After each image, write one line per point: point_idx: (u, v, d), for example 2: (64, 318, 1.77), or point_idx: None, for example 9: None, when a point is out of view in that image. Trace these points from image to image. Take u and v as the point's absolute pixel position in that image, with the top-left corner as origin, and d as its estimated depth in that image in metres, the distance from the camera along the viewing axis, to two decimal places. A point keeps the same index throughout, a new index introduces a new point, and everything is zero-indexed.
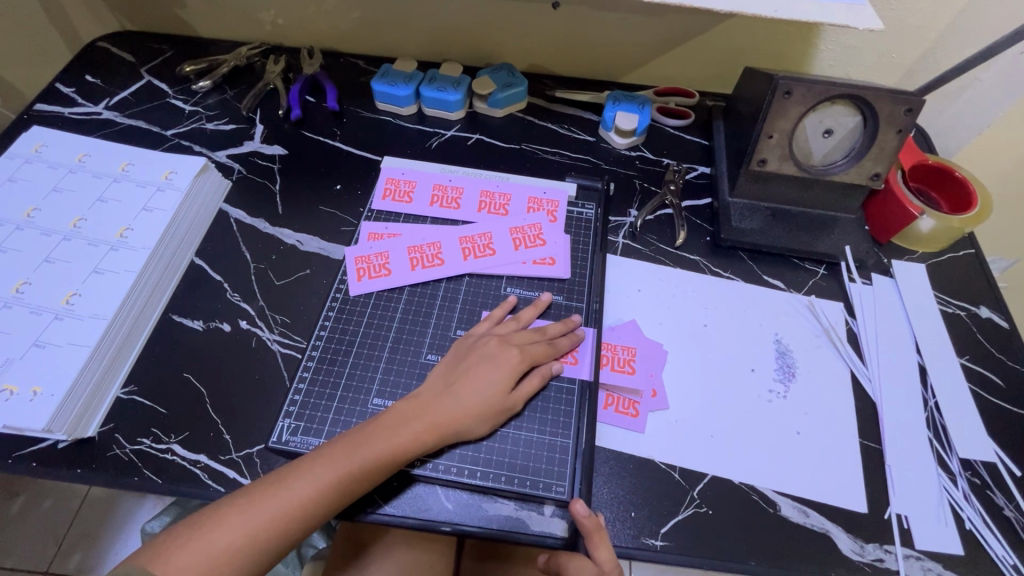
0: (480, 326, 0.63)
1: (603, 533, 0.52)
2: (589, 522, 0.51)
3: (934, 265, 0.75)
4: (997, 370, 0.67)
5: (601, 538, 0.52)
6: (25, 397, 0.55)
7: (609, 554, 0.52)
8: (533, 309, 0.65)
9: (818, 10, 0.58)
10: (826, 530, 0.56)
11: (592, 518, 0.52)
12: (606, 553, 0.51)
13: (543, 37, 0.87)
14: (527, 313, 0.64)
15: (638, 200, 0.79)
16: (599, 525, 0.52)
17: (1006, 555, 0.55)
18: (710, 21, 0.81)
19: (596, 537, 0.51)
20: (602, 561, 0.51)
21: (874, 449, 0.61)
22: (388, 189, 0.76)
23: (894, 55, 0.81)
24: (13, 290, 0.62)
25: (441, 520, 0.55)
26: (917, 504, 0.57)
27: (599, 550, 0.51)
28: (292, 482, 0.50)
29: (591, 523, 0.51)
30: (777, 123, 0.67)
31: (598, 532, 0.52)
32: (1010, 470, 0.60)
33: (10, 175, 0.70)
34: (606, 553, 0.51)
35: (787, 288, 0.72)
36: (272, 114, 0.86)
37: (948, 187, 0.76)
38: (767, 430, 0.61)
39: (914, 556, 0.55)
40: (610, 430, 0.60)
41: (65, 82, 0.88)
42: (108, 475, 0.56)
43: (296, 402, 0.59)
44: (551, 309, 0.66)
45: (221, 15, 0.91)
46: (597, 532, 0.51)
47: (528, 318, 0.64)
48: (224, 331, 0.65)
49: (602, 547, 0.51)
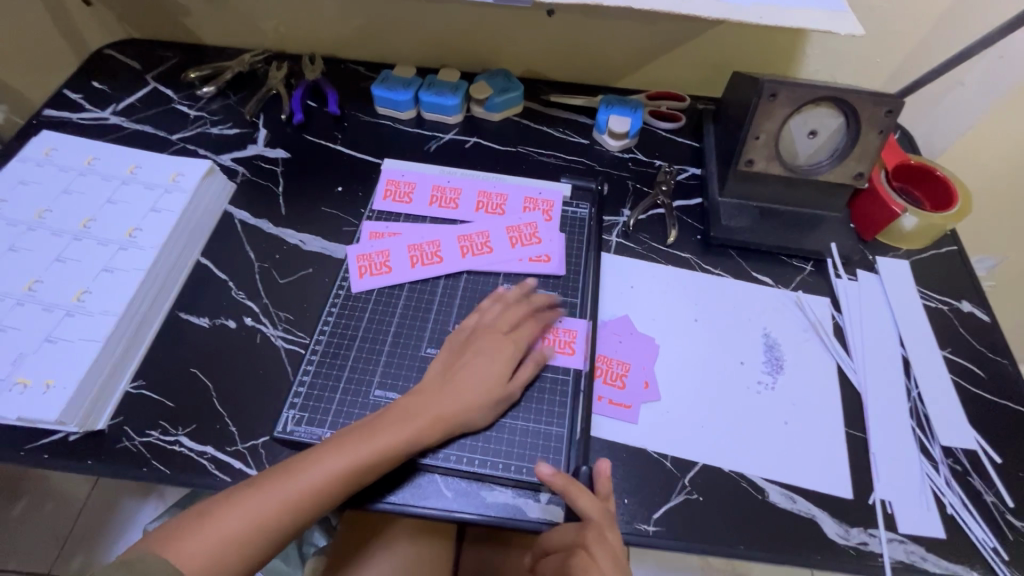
0: (471, 318, 0.65)
1: (578, 484, 0.54)
2: (557, 479, 0.54)
3: (917, 261, 0.78)
4: (978, 362, 0.69)
5: (577, 489, 0.53)
6: (38, 390, 0.57)
7: (591, 501, 0.53)
8: (521, 295, 0.67)
9: (800, 16, 0.60)
10: (813, 516, 0.58)
11: (559, 474, 0.54)
12: (588, 500, 0.53)
13: (537, 43, 0.90)
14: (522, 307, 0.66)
15: (631, 200, 0.81)
16: (570, 478, 0.54)
17: (986, 538, 0.57)
18: (700, 27, 0.84)
19: (572, 489, 0.53)
20: (587, 510, 0.52)
21: (859, 438, 0.63)
22: (388, 190, 0.78)
23: (877, 59, 0.84)
24: (26, 288, 0.64)
25: (440, 507, 0.57)
26: (900, 491, 0.60)
27: (581, 500, 0.52)
28: (301, 472, 0.52)
29: (559, 480, 0.54)
30: (763, 124, 0.70)
31: (571, 484, 0.53)
32: (990, 457, 0.62)
33: (22, 178, 0.72)
34: (588, 501, 0.52)
35: (775, 283, 0.74)
36: (275, 119, 0.88)
37: (931, 187, 0.78)
38: (755, 419, 0.63)
39: (897, 540, 0.57)
40: (604, 421, 0.62)
41: (72, 88, 0.90)
42: (118, 466, 0.57)
43: (301, 394, 0.61)
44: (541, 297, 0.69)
45: (225, 23, 0.94)
46: (570, 486, 0.53)
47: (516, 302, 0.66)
48: (230, 327, 0.67)
49: (582, 495, 0.53)
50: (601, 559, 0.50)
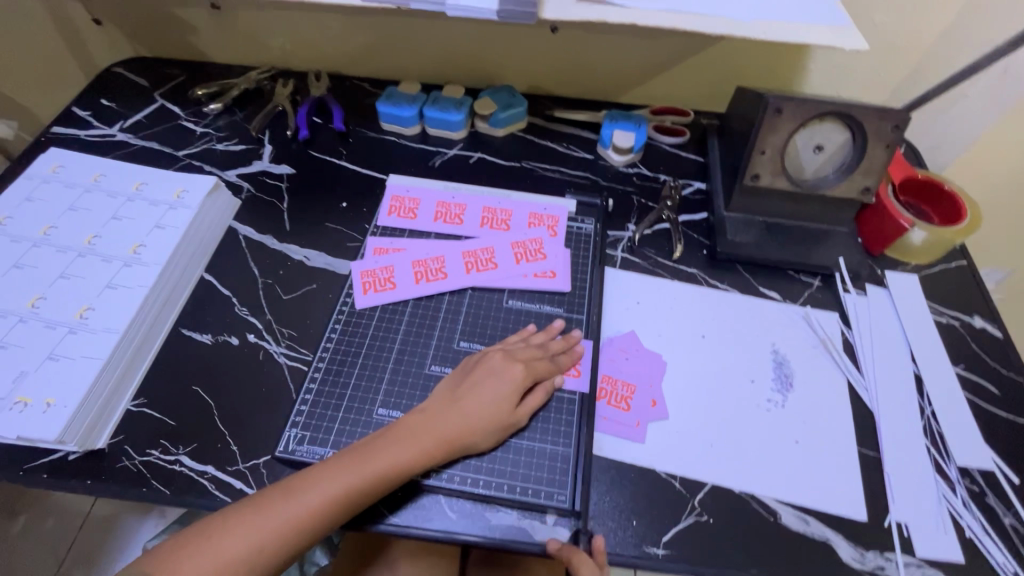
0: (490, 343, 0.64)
1: (582, 554, 0.53)
2: (562, 550, 0.53)
3: (926, 276, 0.77)
4: (991, 379, 0.68)
5: (580, 559, 0.52)
6: (38, 409, 0.56)
7: (593, 575, 0.51)
8: (545, 334, 0.65)
9: (803, 32, 0.60)
10: (827, 539, 0.56)
11: (565, 547, 0.54)
12: (590, 571, 0.51)
13: (542, 59, 0.90)
14: (539, 337, 0.65)
15: (635, 215, 0.81)
16: (576, 549, 0.53)
17: (1006, 562, 0.55)
18: (702, 43, 0.85)
19: (575, 559, 0.52)
20: None
21: (872, 457, 0.62)
22: (393, 206, 0.78)
23: (881, 73, 0.84)
24: (29, 305, 0.63)
25: (444, 529, 0.55)
26: (915, 512, 0.58)
27: (581, 569, 0.51)
28: (301, 493, 0.51)
29: (564, 551, 0.53)
30: (769, 139, 0.70)
31: (576, 554, 0.53)
32: (1007, 477, 0.61)
33: (28, 195, 0.72)
34: (589, 573, 0.51)
35: (783, 299, 0.73)
36: (280, 135, 0.88)
37: (938, 201, 0.78)
38: (765, 437, 0.62)
39: (914, 563, 0.55)
40: (613, 440, 0.61)
41: (80, 106, 0.91)
42: (116, 486, 0.57)
43: (303, 412, 0.61)
44: (565, 332, 0.67)
45: (232, 41, 0.95)
46: (575, 555, 0.52)
47: (540, 339, 0.64)
48: (232, 344, 0.67)
49: (584, 566, 0.51)
50: None
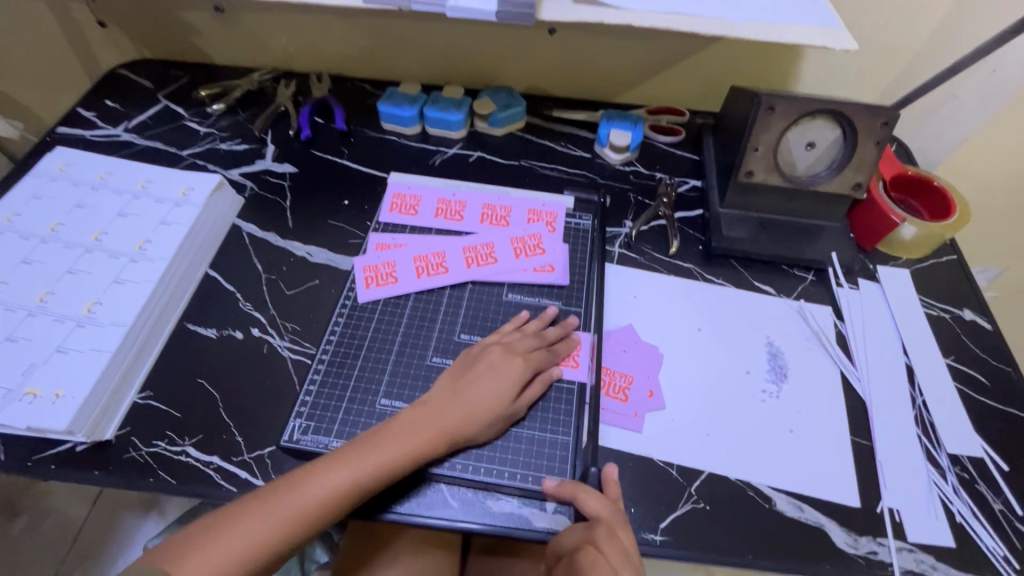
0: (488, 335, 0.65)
1: (585, 487, 0.55)
2: (564, 487, 0.55)
3: (917, 270, 0.78)
4: (981, 370, 0.69)
5: (585, 491, 0.54)
6: (48, 400, 0.57)
7: (600, 502, 0.53)
8: (539, 322, 0.67)
9: (794, 32, 0.62)
10: (821, 525, 0.58)
11: (565, 484, 0.55)
12: (597, 498, 0.54)
13: (540, 60, 0.92)
14: (534, 326, 0.66)
15: (632, 212, 0.82)
16: (579, 484, 0.55)
17: (996, 547, 0.57)
18: (697, 44, 0.86)
19: (580, 492, 0.54)
20: (594, 509, 0.53)
21: (865, 446, 0.63)
22: (395, 203, 0.80)
23: (872, 73, 0.86)
24: (37, 300, 0.64)
25: (446, 517, 0.56)
26: (907, 499, 0.59)
27: (588, 500, 0.53)
28: (308, 484, 0.52)
29: (565, 487, 0.55)
30: (762, 136, 0.71)
31: (580, 487, 0.55)
32: (997, 465, 0.62)
33: (35, 193, 0.74)
34: (595, 501, 0.53)
35: (777, 293, 0.75)
36: (283, 135, 0.90)
37: (928, 197, 0.79)
38: (760, 426, 0.63)
39: (906, 548, 0.57)
40: (612, 430, 0.62)
41: (85, 107, 0.93)
42: (123, 476, 0.58)
43: (307, 403, 0.62)
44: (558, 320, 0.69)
45: (235, 43, 0.96)
46: (578, 489, 0.54)
47: (534, 328, 0.66)
48: (237, 338, 0.68)
49: (590, 497, 0.54)
50: (610, 554, 0.50)
